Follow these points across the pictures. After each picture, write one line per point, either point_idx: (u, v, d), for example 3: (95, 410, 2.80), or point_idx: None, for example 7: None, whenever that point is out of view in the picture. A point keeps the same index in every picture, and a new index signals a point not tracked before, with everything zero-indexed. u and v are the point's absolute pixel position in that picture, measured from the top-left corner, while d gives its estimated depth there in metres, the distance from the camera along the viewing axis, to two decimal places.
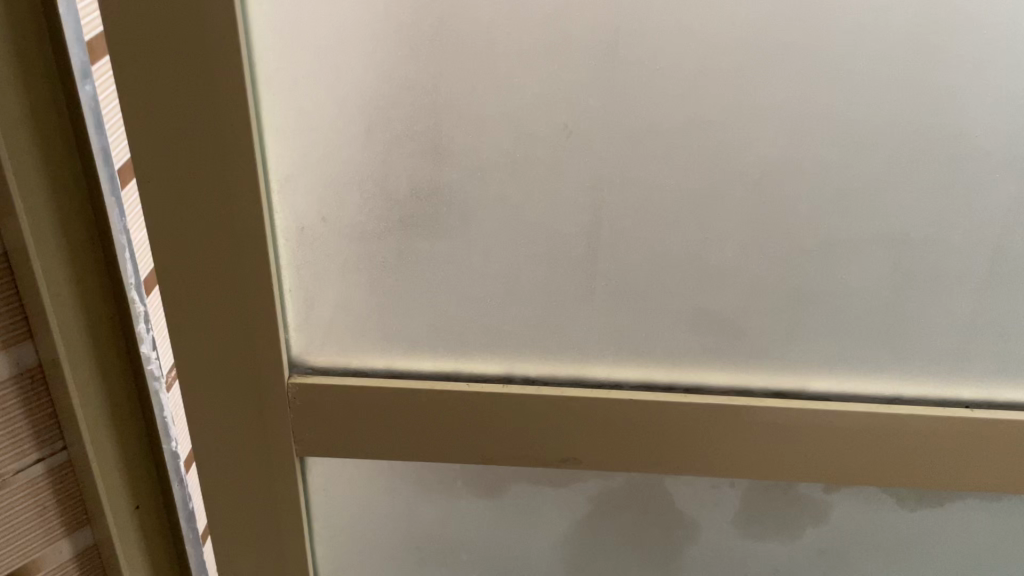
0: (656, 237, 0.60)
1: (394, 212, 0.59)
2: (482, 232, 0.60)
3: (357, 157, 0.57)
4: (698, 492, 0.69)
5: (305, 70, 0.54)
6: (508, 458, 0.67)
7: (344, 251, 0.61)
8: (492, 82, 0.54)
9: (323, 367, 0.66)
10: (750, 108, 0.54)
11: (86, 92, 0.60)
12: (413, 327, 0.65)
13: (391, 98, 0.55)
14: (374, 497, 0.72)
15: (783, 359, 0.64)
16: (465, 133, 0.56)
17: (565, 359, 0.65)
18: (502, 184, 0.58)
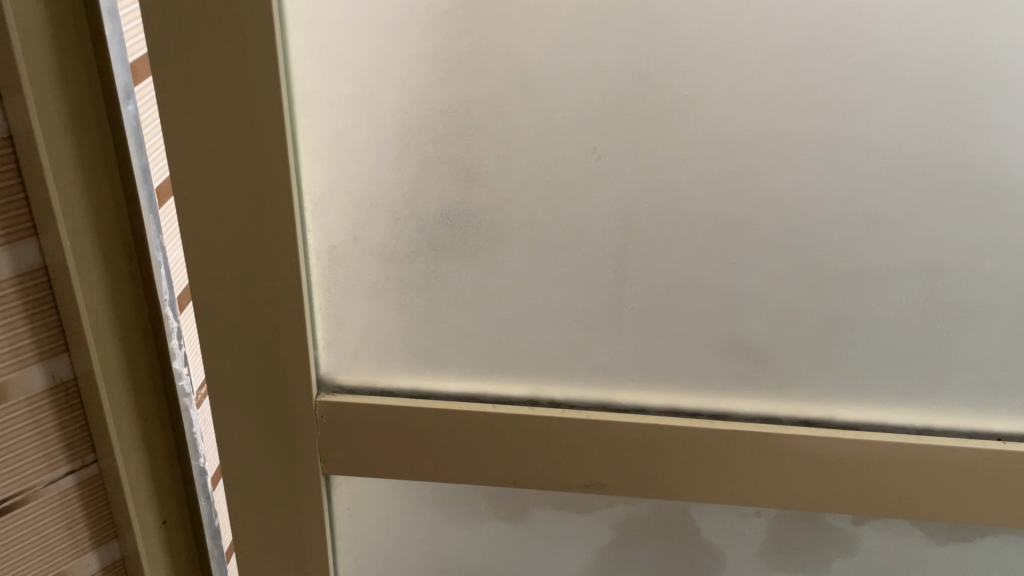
0: (684, 262, 0.60)
1: (425, 233, 0.60)
2: (511, 254, 0.61)
3: (388, 179, 0.58)
4: (724, 522, 0.69)
5: (341, 93, 0.55)
6: (532, 481, 0.67)
7: (374, 271, 0.62)
8: (524, 106, 0.55)
9: (351, 386, 0.67)
10: (778, 133, 0.54)
11: (128, 112, 0.62)
12: (441, 348, 0.65)
13: (423, 121, 0.56)
14: (398, 517, 0.72)
15: (811, 387, 0.64)
16: (497, 156, 0.57)
17: (591, 383, 0.65)
18: (532, 207, 0.59)
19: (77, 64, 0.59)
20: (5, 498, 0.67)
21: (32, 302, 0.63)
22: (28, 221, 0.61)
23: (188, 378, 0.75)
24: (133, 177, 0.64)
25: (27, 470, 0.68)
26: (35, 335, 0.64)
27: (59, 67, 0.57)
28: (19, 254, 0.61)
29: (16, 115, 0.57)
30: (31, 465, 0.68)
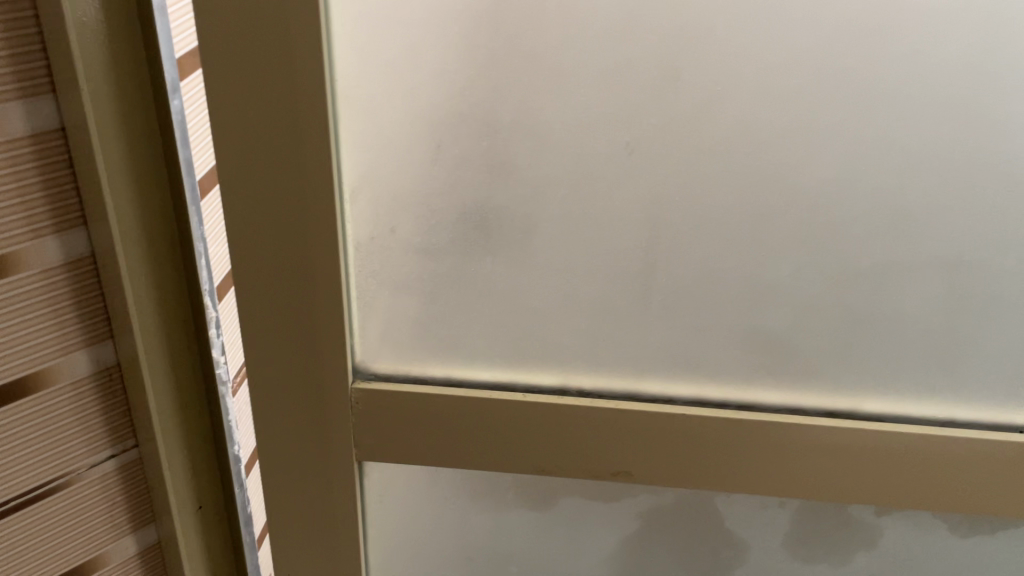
0: (712, 255, 0.61)
1: (460, 224, 0.62)
2: (542, 246, 0.62)
3: (426, 171, 0.60)
4: (748, 512, 0.70)
5: (381, 88, 0.57)
6: (560, 469, 0.68)
7: (410, 261, 0.64)
8: (558, 101, 0.57)
9: (384, 373, 0.69)
10: (806, 129, 0.56)
11: (174, 106, 0.64)
12: (473, 337, 0.67)
13: (461, 114, 0.58)
14: (427, 503, 0.74)
15: (835, 379, 0.65)
16: (530, 150, 0.59)
17: (619, 373, 0.67)
18: (564, 200, 0.60)
19: (127, 59, 0.61)
20: (50, 478, 0.69)
21: (81, 288, 0.66)
22: (78, 210, 0.64)
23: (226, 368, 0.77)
24: (177, 170, 0.66)
25: (71, 452, 0.70)
26: (81, 320, 0.67)
27: (111, 61, 0.60)
28: (69, 241, 0.64)
29: (70, 108, 0.59)
30: (75, 448, 0.70)
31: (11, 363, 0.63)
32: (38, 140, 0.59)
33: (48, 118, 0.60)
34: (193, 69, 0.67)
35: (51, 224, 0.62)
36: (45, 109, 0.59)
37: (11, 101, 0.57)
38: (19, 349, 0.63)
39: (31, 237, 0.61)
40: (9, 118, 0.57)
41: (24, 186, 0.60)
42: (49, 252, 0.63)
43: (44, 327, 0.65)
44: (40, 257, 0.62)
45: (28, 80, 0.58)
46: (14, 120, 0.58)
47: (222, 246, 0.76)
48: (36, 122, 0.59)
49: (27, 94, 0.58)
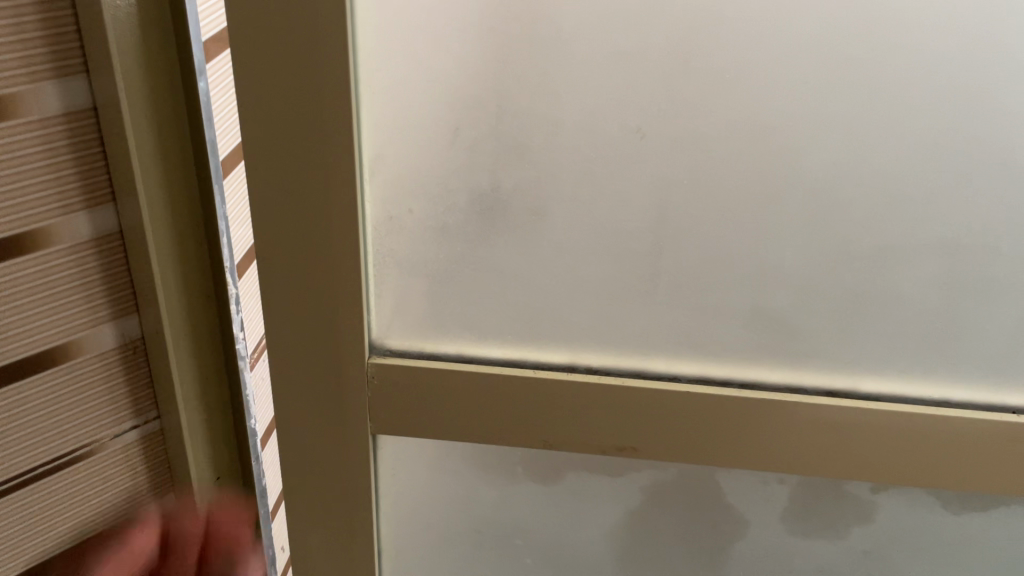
0: (717, 237, 0.64)
1: (475, 204, 0.64)
2: (554, 226, 0.65)
3: (444, 154, 0.63)
4: (748, 488, 0.72)
5: (403, 73, 0.60)
6: (568, 442, 0.71)
7: (427, 241, 0.66)
8: (571, 85, 0.59)
9: (399, 350, 0.71)
10: (810, 117, 0.58)
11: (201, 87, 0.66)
12: (485, 315, 0.69)
13: (479, 98, 0.60)
14: (438, 474, 0.77)
15: (835, 359, 0.67)
16: (543, 133, 0.61)
17: (626, 351, 0.69)
18: (576, 182, 0.63)
19: (159, 42, 0.64)
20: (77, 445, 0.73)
21: (110, 260, 0.69)
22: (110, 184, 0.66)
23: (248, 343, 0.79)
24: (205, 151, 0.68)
25: (97, 420, 0.74)
26: (108, 291, 0.70)
27: (142, 43, 0.63)
28: (98, 217, 0.67)
29: (103, 86, 0.62)
30: (100, 415, 0.74)
31: (40, 333, 0.66)
32: (72, 118, 0.62)
33: (81, 97, 0.62)
34: (218, 53, 0.70)
35: (83, 198, 0.65)
36: (79, 88, 0.62)
37: (48, 80, 0.60)
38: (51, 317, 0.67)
39: (63, 212, 0.64)
40: (45, 96, 0.60)
41: (58, 161, 0.62)
42: (80, 228, 0.66)
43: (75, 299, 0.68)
44: (71, 232, 0.65)
45: (63, 59, 0.60)
46: (50, 97, 0.60)
47: (243, 226, 0.78)
48: (70, 101, 0.62)
49: (62, 73, 0.60)
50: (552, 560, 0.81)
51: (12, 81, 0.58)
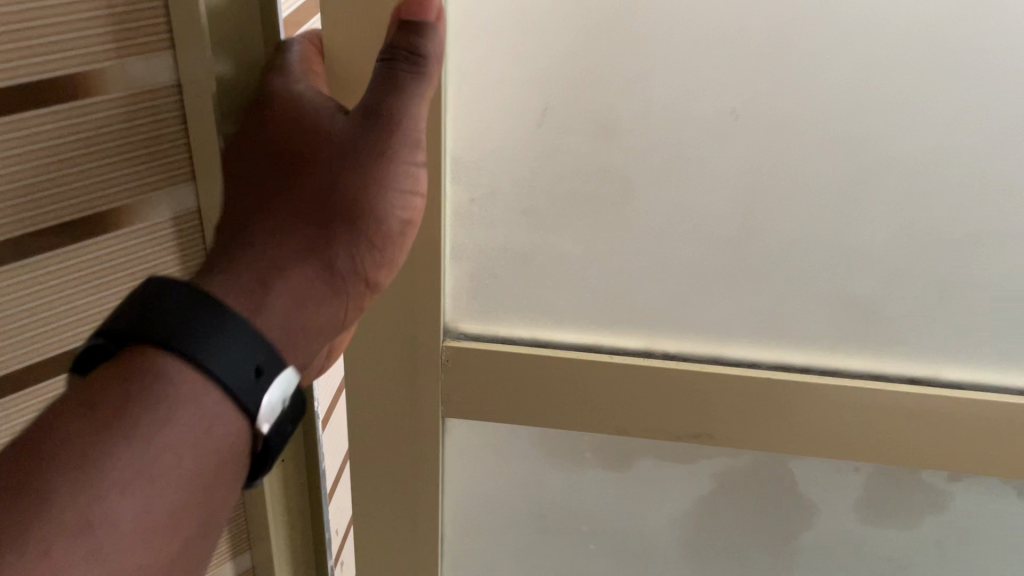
0: (804, 221, 0.63)
1: (560, 187, 0.64)
2: (639, 209, 0.64)
3: (530, 136, 0.62)
4: (823, 475, 0.72)
5: (496, 53, 0.59)
6: (641, 429, 0.70)
7: (507, 223, 0.66)
8: (666, 66, 0.58)
9: (474, 334, 0.71)
10: (909, 101, 0.58)
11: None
12: (563, 299, 0.69)
13: (571, 78, 0.60)
14: (506, 459, 0.76)
15: (917, 347, 0.67)
16: (634, 115, 0.61)
17: (704, 338, 0.69)
18: (664, 164, 0.62)
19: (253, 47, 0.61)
20: None
21: (168, 243, 0.63)
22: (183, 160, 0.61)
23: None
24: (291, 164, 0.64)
25: None
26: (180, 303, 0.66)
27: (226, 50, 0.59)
28: (175, 197, 0.62)
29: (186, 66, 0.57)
30: None
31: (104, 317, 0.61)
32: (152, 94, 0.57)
33: (162, 74, 0.57)
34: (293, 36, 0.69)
35: (157, 174, 0.60)
36: (160, 65, 0.57)
37: (131, 57, 0.55)
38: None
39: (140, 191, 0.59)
40: (123, 72, 0.55)
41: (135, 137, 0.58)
42: (155, 207, 0.61)
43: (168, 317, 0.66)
44: (148, 213, 0.61)
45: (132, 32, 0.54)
46: (132, 73, 0.55)
47: None
48: (151, 78, 0.57)
49: (145, 49, 0.55)
50: (617, 546, 0.80)
51: (96, 57, 0.53)
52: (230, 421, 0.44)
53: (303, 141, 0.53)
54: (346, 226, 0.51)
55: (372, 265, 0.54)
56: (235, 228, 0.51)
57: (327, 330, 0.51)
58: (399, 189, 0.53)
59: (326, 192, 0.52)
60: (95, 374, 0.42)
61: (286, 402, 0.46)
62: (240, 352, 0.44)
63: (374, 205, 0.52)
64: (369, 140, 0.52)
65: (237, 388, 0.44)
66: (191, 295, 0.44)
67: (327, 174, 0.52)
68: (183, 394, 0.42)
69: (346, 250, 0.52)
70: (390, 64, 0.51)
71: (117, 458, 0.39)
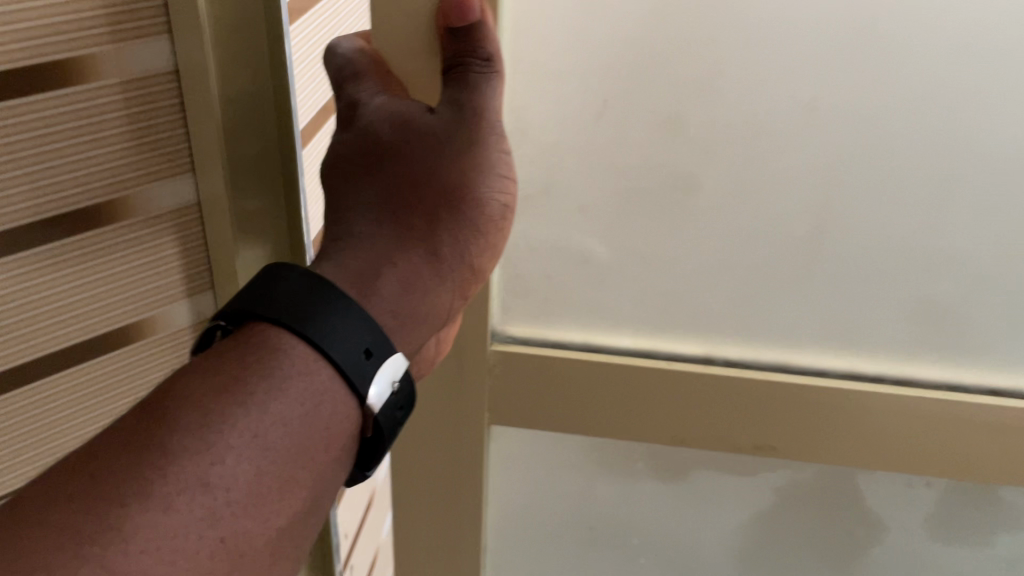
0: (882, 220, 0.59)
1: (621, 183, 0.60)
2: (704, 207, 0.60)
3: (588, 126, 0.58)
4: (892, 490, 0.68)
5: (557, 38, 0.55)
6: (700, 439, 0.67)
7: (563, 220, 0.62)
8: (740, 52, 0.54)
9: (522, 337, 0.67)
10: (1004, 92, 0.53)
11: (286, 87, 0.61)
12: (620, 302, 0.65)
13: (635, 65, 0.55)
14: (554, 469, 0.72)
15: (1000, 356, 0.63)
16: (703, 105, 0.56)
17: (770, 343, 0.65)
18: (733, 159, 0.58)
19: (258, 40, 0.58)
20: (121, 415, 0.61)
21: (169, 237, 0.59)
22: (182, 155, 0.58)
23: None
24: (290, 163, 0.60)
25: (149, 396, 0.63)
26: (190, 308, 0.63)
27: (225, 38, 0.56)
28: (177, 187, 0.59)
29: (184, 52, 0.54)
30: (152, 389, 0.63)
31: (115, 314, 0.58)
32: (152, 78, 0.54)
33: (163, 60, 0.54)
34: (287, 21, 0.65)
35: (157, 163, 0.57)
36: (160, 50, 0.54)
37: (132, 42, 0.52)
38: (139, 324, 0.60)
39: (142, 182, 0.56)
40: (122, 57, 0.52)
41: (135, 125, 0.54)
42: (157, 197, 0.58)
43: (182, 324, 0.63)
44: (150, 204, 0.57)
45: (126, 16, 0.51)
46: (132, 58, 0.53)
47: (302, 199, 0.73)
48: (151, 64, 0.54)
49: (144, 34, 0.53)
50: (668, 560, 0.77)
51: (95, 40, 0.50)
52: (341, 402, 0.44)
53: (389, 138, 0.52)
54: (450, 212, 0.52)
55: (475, 251, 0.54)
56: (344, 236, 0.51)
57: (438, 316, 0.53)
58: (501, 174, 0.53)
59: (423, 188, 0.52)
60: (218, 351, 0.43)
61: (395, 386, 0.46)
62: (349, 330, 0.45)
63: (474, 193, 0.52)
64: (462, 133, 0.52)
65: (347, 366, 0.44)
66: (305, 285, 0.45)
67: (426, 168, 0.52)
68: (294, 370, 0.43)
69: (452, 237, 0.52)
70: (466, 63, 0.51)
71: (237, 426, 0.40)
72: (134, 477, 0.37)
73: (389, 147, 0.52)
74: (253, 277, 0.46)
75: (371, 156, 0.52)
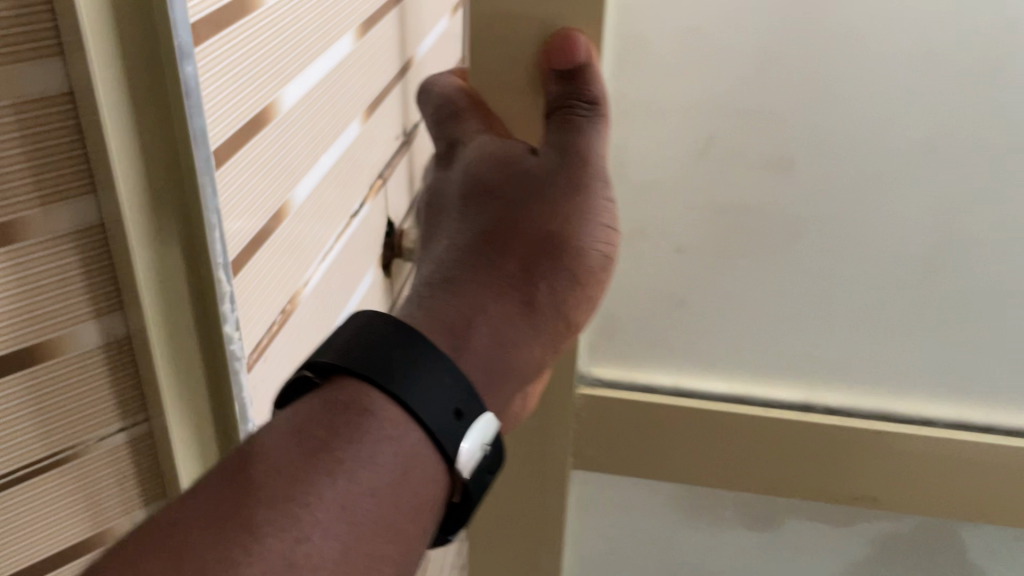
0: (998, 266, 0.56)
1: (723, 226, 0.57)
2: (808, 251, 0.57)
3: (690, 164, 0.55)
4: (995, 542, 0.65)
5: (662, 73, 0.53)
6: (794, 488, 0.64)
7: (658, 262, 0.59)
8: (856, 91, 0.52)
9: (609, 380, 0.64)
10: None
11: (187, 74, 0.36)
12: (715, 347, 0.62)
13: (745, 104, 0.53)
14: (636, 514, 0.70)
15: None
16: (813, 143, 0.54)
17: (871, 391, 0.62)
18: (841, 201, 0.55)
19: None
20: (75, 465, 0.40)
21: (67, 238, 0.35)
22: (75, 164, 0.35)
23: (286, 295, 0.56)
24: (244, 190, 0.47)
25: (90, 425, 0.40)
26: (124, 379, 0.40)
27: (119, 36, 0.34)
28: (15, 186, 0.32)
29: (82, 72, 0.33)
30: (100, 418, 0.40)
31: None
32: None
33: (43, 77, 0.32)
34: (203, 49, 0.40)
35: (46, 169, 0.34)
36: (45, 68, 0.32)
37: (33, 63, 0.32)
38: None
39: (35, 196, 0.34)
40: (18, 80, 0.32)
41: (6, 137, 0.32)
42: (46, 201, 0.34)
43: (121, 387, 0.40)
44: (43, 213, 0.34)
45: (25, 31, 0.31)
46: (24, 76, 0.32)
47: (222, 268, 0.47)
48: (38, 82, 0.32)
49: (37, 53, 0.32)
50: None
51: None
52: (430, 469, 0.40)
53: (491, 175, 0.49)
54: (550, 258, 0.48)
55: (571, 304, 0.49)
56: (436, 277, 0.47)
57: (530, 373, 0.48)
58: (603, 223, 0.49)
59: (518, 230, 0.48)
60: (300, 406, 0.40)
61: (488, 447, 0.42)
62: (441, 387, 0.41)
63: (575, 241, 0.48)
64: (565, 176, 0.48)
65: (439, 430, 0.40)
66: (394, 329, 0.41)
67: (528, 210, 0.48)
68: (384, 433, 0.39)
69: (550, 286, 0.48)
70: (570, 104, 0.49)
71: (325, 499, 0.36)
72: (219, 560, 0.32)
73: (490, 184, 0.49)
74: (343, 325, 0.43)
75: (472, 194, 0.49)
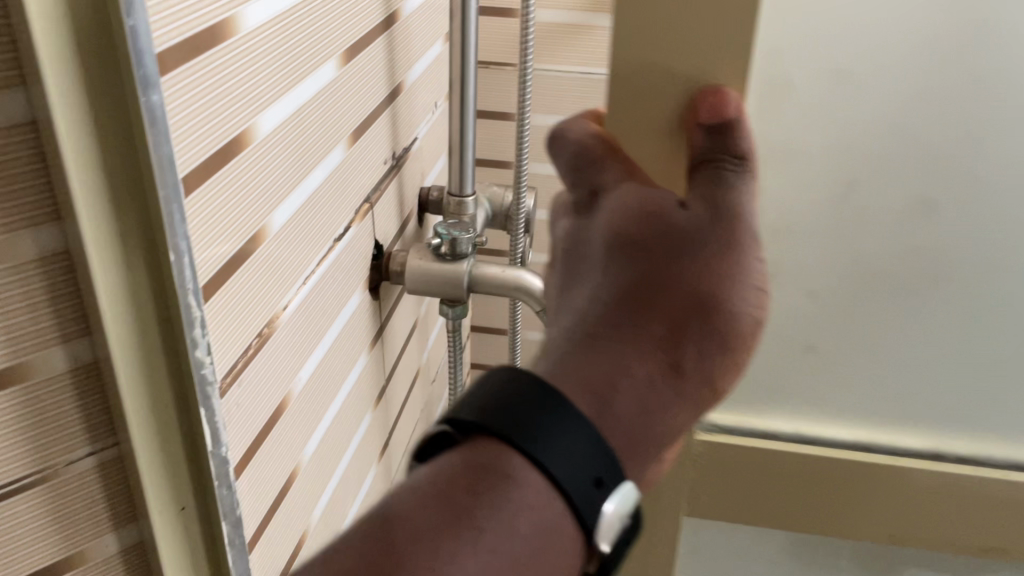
0: None
1: (858, 271, 0.56)
2: (944, 298, 0.56)
3: (833, 209, 0.55)
4: None
5: (816, 118, 0.52)
6: (919, 539, 0.62)
7: (788, 307, 0.58)
8: (1007, 137, 0.50)
9: (730, 427, 0.62)
10: None
11: (152, 104, 0.31)
12: (843, 393, 0.60)
13: (893, 149, 0.52)
14: (747, 558, 0.69)
15: None
16: (957, 190, 0.53)
17: (1006, 441, 0.60)
18: (984, 248, 0.54)
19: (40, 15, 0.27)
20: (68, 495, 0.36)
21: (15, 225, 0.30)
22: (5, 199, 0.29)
23: (261, 316, 0.47)
24: (217, 219, 0.41)
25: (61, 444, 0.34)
26: (96, 416, 0.35)
27: (79, 64, 0.29)
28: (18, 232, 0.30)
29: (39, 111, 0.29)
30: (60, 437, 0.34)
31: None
32: None
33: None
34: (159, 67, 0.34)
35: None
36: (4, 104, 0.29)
37: None
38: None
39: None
40: None
41: None
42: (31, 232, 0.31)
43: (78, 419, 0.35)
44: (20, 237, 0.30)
45: None
46: None
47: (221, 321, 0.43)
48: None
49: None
50: None
51: None
52: (569, 543, 0.39)
53: (632, 226, 0.45)
54: (696, 320, 0.44)
55: (717, 373, 0.45)
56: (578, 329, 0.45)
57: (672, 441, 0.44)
58: (753, 284, 0.44)
59: (662, 288, 0.44)
60: (438, 468, 0.39)
61: (627, 518, 0.39)
62: (581, 453, 0.39)
63: (724, 306, 0.44)
64: (713, 234, 0.44)
65: (579, 504, 0.38)
66: (534, 390, 0.40)
67: (673, 268, 0.45)
68: (526, 503, 0.37)
69: (695, 351, 0.44)
70: (716, 158, 0.44)
71: (465, 570, 0.36)
72: None
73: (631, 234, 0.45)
74: (479, 379, 0.42)
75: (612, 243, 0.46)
